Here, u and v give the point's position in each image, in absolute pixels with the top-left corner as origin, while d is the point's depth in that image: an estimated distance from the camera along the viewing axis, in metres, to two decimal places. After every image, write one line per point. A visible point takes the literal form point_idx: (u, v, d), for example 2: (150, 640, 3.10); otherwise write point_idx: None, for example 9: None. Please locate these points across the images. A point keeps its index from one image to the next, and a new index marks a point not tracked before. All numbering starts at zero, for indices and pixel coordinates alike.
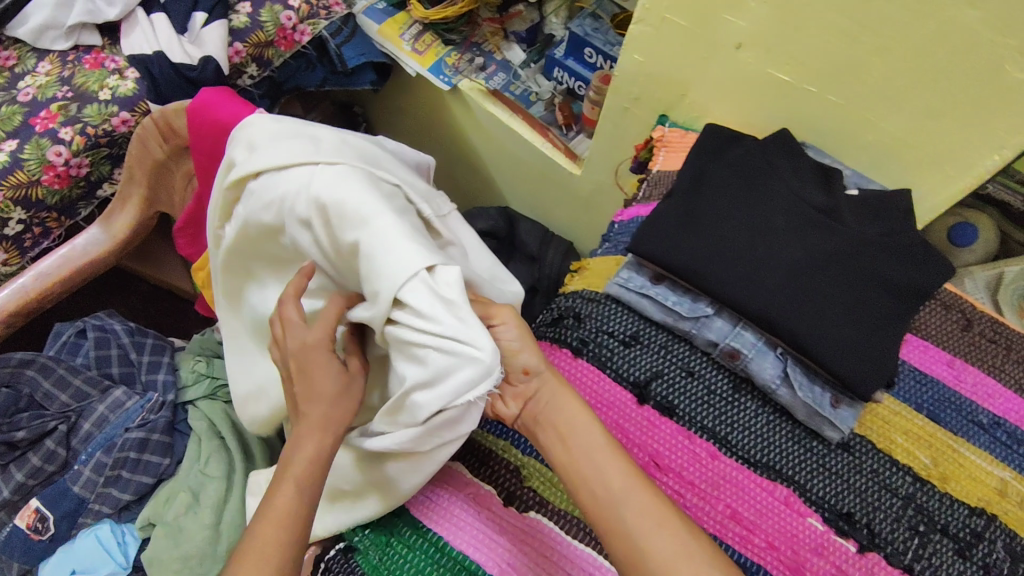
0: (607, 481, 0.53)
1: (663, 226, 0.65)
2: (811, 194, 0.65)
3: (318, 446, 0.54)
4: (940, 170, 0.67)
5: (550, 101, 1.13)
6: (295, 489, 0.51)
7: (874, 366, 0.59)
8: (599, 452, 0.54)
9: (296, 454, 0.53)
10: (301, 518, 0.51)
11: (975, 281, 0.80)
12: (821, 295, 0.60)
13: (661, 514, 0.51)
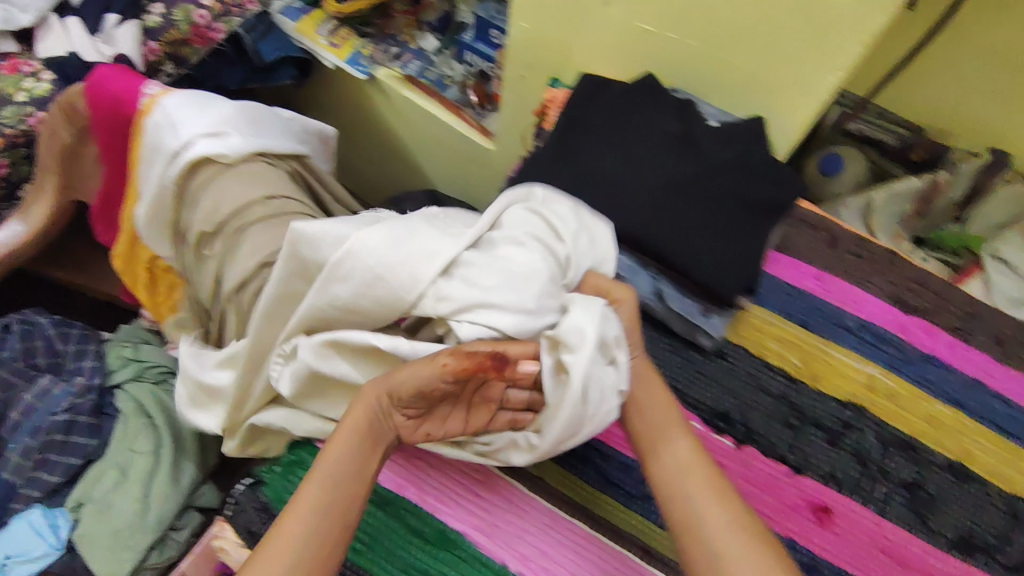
0: (674, 458, 0.52)
1: (542, 163, 0.71)
2: (670, 123, 0.70)
3: (354, 442, 0.51)
4: (793, 101, 0.73)
5: (463, 84, 1.16)
6: (319, 485, 0.49)
7: (735, 275, 0.66)
8: (665, 433, 0.54)
9: (348, 442, 0.51)
10: (330, 529, 0.47)
11: (849, 209, 0.87)
12: (682, 213, 0.66)
13: (721, 490, 0.50)
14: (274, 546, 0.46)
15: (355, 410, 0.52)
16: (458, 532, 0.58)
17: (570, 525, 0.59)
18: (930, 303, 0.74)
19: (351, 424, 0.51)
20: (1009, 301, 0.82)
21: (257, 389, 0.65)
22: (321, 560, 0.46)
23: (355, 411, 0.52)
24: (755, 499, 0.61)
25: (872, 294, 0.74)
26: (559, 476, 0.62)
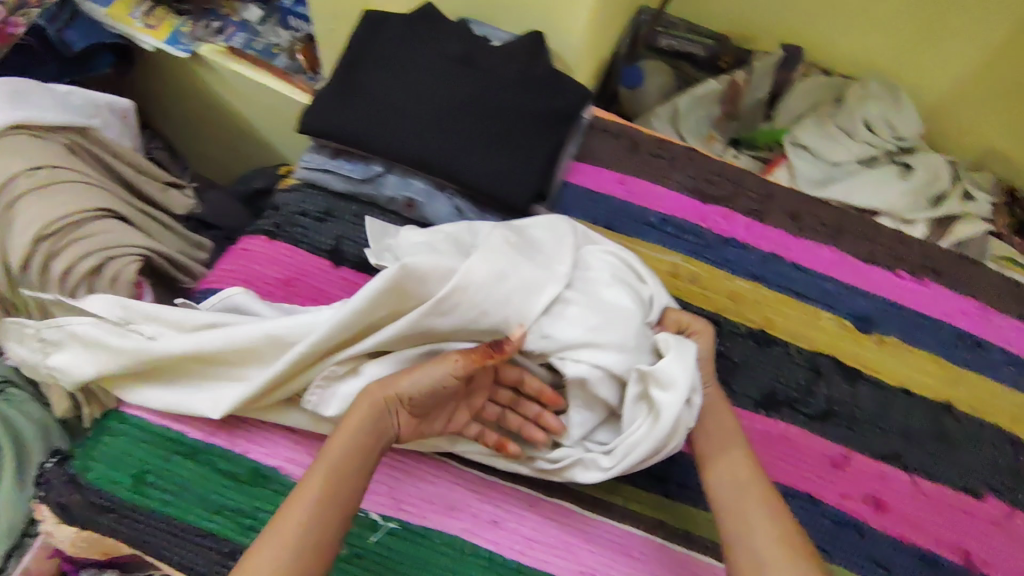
0: (735, 477, 0.55)
1: (325, 102, 0.70)
2: (446, 46, 0.71)
3: (364, 435, 0.53)
4: (562, 13, 0.74)
5: (291, 50, 1.13)
6: (319, 477, 0.50)
7: (527, 181, 0.69)
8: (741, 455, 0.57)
9: (351, 436, 0.53)
10: (314, 515, 0.49)
11: (658, 119, 0.92)
12: (466, 133, 0.69)
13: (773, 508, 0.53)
14: (275, 541, 0.47)
15: (362, 403, 0.54)
16: (272, 468, 0.59)
17: (390, 444, 0.62)
18: (728, 191, 0.79)
19: (353, 421, 0.53)
20: (809, 182, 0.88)
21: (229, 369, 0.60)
22: (312, 553, 0.48)
23: (371, 398, 0.54)
24: (780, 471, 0.65)
25: (673, 190, 0.78)
26: None
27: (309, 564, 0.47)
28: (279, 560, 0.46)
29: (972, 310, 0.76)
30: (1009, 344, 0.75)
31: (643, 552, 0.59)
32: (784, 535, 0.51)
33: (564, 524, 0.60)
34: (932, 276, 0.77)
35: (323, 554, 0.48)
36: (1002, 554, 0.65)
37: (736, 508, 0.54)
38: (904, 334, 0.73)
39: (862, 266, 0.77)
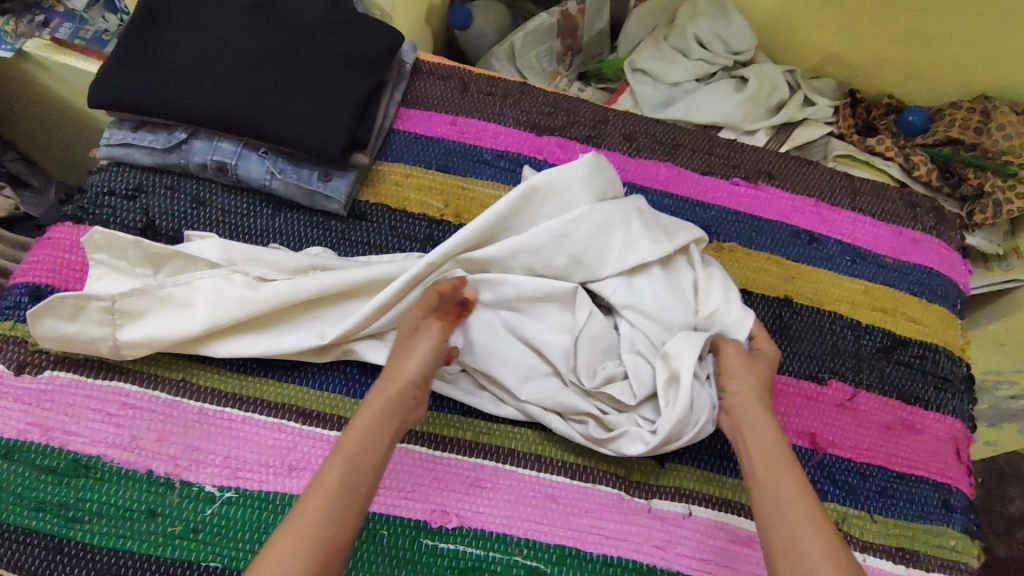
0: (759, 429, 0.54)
1: (115, 71, 0.67)
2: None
3: (383, 427, 0.51)
4: None
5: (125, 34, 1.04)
6: (344, 467, 0.48)
7: (334, 128, 0.66)
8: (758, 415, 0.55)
9: (369, 429, 0.51)
10: (342, 509, 0.46)
11: (498, 58, 0.91)
12: (264, 84, 0.67)
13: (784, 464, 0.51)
14: (293, 534, 0.44)
15: (375, 398, 0.53)
16: (95, 457, 0.57)
17: (222, 414, 0.60)
18: (562, 121, 0.79)
19: (373, 410, 0.52)
20: (652, 105, 0.89)
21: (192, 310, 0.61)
22: (335, 543, 0.45)
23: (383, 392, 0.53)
24: (790, 412, 0.66)
25: (507, 125, 0.77)
26: (203, 372, 0.62)
27: (344, 534, 0.46)
28: (303, 554, 0.43)
29: (806, 208, 0.77)
30: (843, 235, 0.76)
31: (492, 481, 0.60)
32: (755, 421, 0.55)
33: (413, 466, 0.60)
34: (767, 179, 0.79)
35: (338, 551, 0.45)
36: (847, 434, 0.66)
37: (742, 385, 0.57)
38: (742, 239, 0.75)
39: (699, 178, 0.78)
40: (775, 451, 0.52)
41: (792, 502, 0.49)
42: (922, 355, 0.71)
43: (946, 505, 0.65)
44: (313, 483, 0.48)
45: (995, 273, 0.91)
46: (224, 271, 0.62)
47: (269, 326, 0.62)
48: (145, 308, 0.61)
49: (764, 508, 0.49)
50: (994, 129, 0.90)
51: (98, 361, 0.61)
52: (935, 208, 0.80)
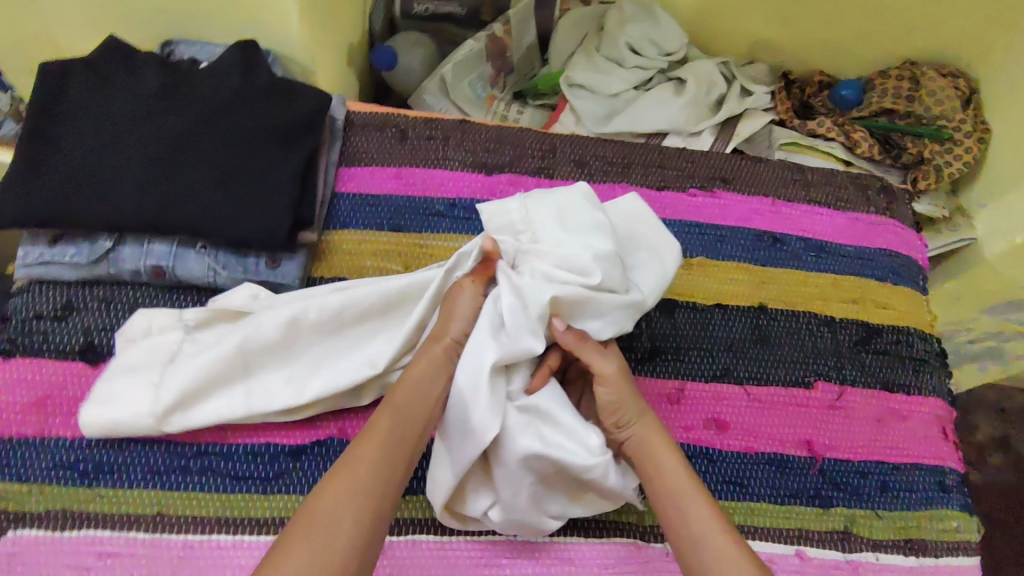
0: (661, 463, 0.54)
1: (17, 184, 0.61)
2: (141, 82, 0.64)
3: (423, 396, 0.53)
4: (268, 11, 0.67)
5: None
6: (382, 442, 0.49)
7: (273, 210, 0.62)
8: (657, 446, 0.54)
9: (406, 402, 0.52)
10: (381, 485, 0.48)
11: (432, 95, 0.87)
12: (188, 178, 0.62)
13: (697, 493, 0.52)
14: (350, 480, 0.47)
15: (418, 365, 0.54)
16: None
17: (208, 544, 0.55)
18: (509, 156, 0.76)
19: (413, 383, 0.53)
20: (594, 119, 0.87)
21: (217, 353, 0.58)
22: (374, 516, 0.46)
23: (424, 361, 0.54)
24: (783, 428, 0.66)
25: (453, 169, 0.74)
26: (178, 501, 0.57)
27: (366, 511, 0.46)
28: (346, 520, 0.45)
29: (764, 209, 0.77)
30: (803, 231, 0.77)
31: (507, 557, 0.58)
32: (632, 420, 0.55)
33: (424, 558, 0.57)
34: (721, 185, 0.78)
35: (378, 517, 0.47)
36: (841, 434, 0.67)
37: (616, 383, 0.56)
38: (707, 252, 0.74)
39: (656, 194, 0.76)
40: (657, 449, 0.54)
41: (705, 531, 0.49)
42: (897, 340, 0.73)
43: (942, 487, 0.67)
44: (354, 444, 0.50)
45: (941, 236, 0.94)
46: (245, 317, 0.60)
47: (305, 356, 0.60)
48: (175, 357, 0.59)
49: (681, 533, 0.50)
50: (925, 96, 0.92)
51: (62, 511, 0.56)
52: (884, 188, 0.81)
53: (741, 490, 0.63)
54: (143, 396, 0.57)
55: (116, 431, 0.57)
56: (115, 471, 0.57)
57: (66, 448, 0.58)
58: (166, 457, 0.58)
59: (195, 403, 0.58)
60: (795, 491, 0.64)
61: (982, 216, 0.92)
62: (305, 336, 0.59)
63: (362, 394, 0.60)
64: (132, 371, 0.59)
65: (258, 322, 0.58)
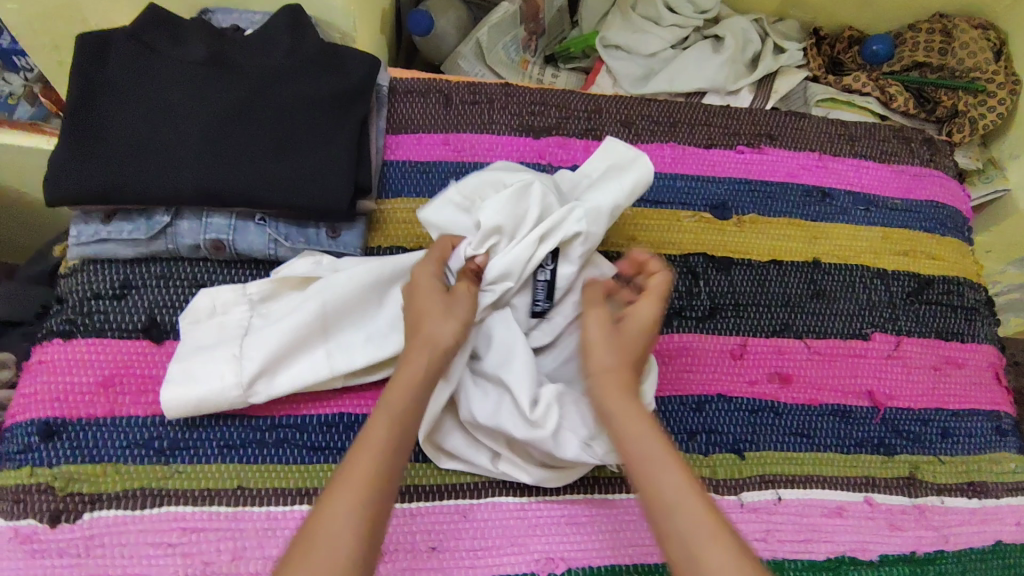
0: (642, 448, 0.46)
1: (67, 160, 0.59)
2: (188, 51, 0.63)
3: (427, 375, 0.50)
4: None
5: (30, 93, 0.85)
6: (389, 427, 0.47)
7: (332, 180, 0.61)
8: (636, 430, 0.47)
9: (411, 382, 0.49)
10: (398, 457, 0.46)
11: (467, 60, 0.86)
12: (245, 149, 0.60)
13: (680, 482, 0.44)
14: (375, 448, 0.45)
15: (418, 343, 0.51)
16: None
17: (292, 514, 0.55)
18: (556, 118, 0.75)
19: (416, 365, 0.50)
20: (632, 80, 0.86)
21: (293, 319, 0.57)
22: (387, 501, 0.44)
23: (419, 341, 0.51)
24: (844, 380, 0.67)
25: (502, 134, 0.72)
26: (257, 474, 0.56)
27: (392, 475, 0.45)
28: (374, 489, 0.43)
29: (812, 164, 0.77)
30: (851, 184, 0.77)
31: (587, 514, 0.58)
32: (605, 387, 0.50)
33: (506, 520, 0.57)
34: (768, 142, 0.77)
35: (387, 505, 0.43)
36: (901, 384, 0.68)
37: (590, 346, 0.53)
38: (758, 208, 0.74)
39: (704, 152, 0.76)
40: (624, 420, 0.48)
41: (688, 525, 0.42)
42: (948, 291, 0.73)
43: (999, 431, 0.69)
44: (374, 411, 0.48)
45: (977, 187, 0.95)
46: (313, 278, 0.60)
47: (380, 317, 0.59)
48: (251, 328, 0.59)
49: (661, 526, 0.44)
50: (958, 49, 0.91)
51: (139, 490, 0.55)
52: (927, 140, 0.82)
53: (808, 441, 0.64)
54: (224, 367, 0.57)
55: (202, 408, 0.56)
56: (190, 446, 0.57)
57: (140, 426, 0.57)
58: (242, 431, 0.58)
59: (279, 370, 0.57)
60: (859, 440, 0.65)
61: (1015, 166, 0.92)
62: (379, 291, 0.59)
63: None
64: (205, 350, 0.58)
65: (331, 281, 0.58)
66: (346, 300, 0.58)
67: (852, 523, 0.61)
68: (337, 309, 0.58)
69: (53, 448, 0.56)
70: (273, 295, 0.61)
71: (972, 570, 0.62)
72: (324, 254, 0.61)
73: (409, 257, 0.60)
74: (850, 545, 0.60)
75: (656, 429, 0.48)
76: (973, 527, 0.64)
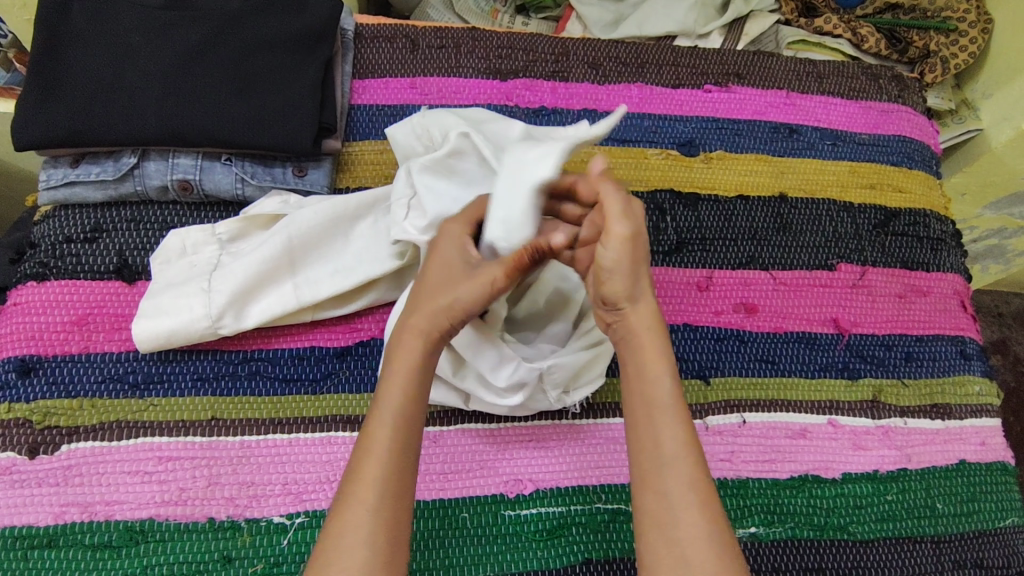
0: (663, 440, 0.45)
1: (31, 103, 0.59)
2: None
3: (423, 364, 0.48)
4: None
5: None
6: (393, 429, 0.45)
7: (295, 118, 0.61)
8: (660, 415, 0.46)
9: (408, 374, 0.47)
10: (413, 417, 0.46)
11: (435, 9, 0.91)
12: (206, 88, 0.61)
13: (700, 488, 0.44)
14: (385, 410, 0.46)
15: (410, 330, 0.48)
16: (146, 520, 0.53)
17: (266, 443, 0.57)
18: (523, 61, 0.75)
19: (410, 358, 0.47)
20: (602, 26, 0.89)
21: (262, 253, 0.59)
22: (398, 499, 0.44)
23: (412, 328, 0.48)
24: (810, 309, 0.68)
25: (468, 77, 0.73)
26: (230, 406, 0.58)
27: (405, 441, 0.45)
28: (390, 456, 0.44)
29: (779, 101, 0.77)
30: (819, 121, 0.77)
31: (554, 439, 0.59)
32: (652, 406, 0.46)
33: (475, 444, 0.58)
34: (736, 80, 0.78)
35: (404, 504, 0.44)
36: (865, 311, 0.69)
37: (639, 347, 0.48)
38: (726, 145, 0.74)
39: (672, 92, 0.76)
40: (667, 447, 0.45)
41: (680, 517, 0.43)
42: (914, 222, 0.74)
43: (964, 355, 0.70)
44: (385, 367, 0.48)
45: (949, 128, 0.94)
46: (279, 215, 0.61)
47: (347, 252, 0.61)
48: (220, 263, 0.60)
49: (650, 510, 0.44)
50: None
51: (116, 423, 0.56)
52: (895, 76, 0.82)
53: (773, 367, 0.65)
54: (193, 300, 0.58)
55: (175, 340, 0.57)
56: (164, 380, 0.58)
57: (115, 361, 0.58)
58: (215, 366, 0.59)
59: (250, 304, 0.59)
60: (824, 365, 0.66)
61: (988, 105, 0.91)
62: (343, 226, 0.61)
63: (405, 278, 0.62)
64: (176, 286, 0.59)
65: (296, 217, 0.59)
66: (312, 234, 0.60)
67: (815, 444, 0.63)
68: (303, 243, 0.59)
69: (30, 384, 0.57)
70: (241, 234, 0.62)
71: (935, 487, 0.63)
72: (290, 194, 0.63)
73: (372, 192, 0.61)
74: (813, 464, 0.62)
75: (684, 423, 0.46)
76: (936, 446, 0.65)
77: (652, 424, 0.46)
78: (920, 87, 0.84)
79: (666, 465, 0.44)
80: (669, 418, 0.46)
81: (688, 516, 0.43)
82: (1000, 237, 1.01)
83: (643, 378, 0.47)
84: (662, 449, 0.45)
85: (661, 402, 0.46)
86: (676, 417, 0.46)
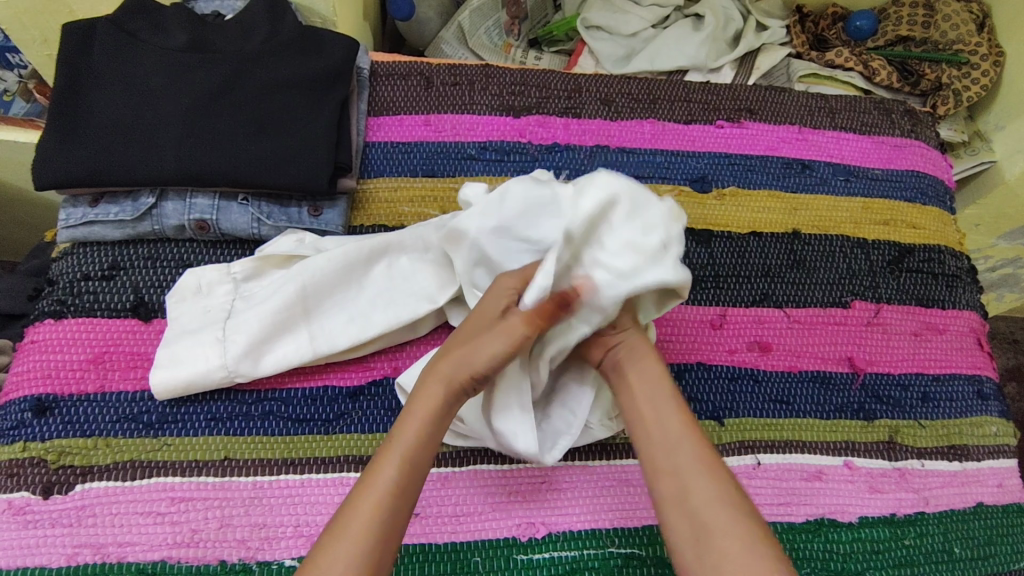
0: (688, 485, 0.47)
1: (52, 147, 0.60)
2: (169, 38, 0.64)
3: (444, 408, 0.51)
4: None
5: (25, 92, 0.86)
6: (398, 469, 0.47)
7: (309, 160, 0.62)
8: (683, 458, 0.49)
9: (424, 418, 0.50)
10: (413, 467, 0.48)
11: (450, 45, 0.94)
12: (223, 131, 0.62)
13: (735, 523, 0.45)
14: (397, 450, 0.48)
15: (434, 378, 0.51)
16: (157, 562, 0.53)
17: (278, 484, 0.56)
18: (536, 97, 0.75)
19: (432, 399, 0.51)
20: (614, 61, 0.91)
21: (275, 300, 0.60)
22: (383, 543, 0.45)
23: (437, 378, 0.51)
24: (824, 347, 0.68)
25: (481, 114, 0.73)
26: (243, 446, 0.58)
27: (401, 497, 0.47)
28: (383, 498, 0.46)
29: (792, 136, 0.77)
30: (831, 156, 0.77)
31: (567, 480, 0.59)
32: (671, 452, 0.49)
33: (487, 486, 0.58)
34: (748, 116, 0.78)
35: (393, 542, 0.46)
36: (880, 348, 0.69)
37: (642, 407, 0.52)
38: (738, 181, 0.74)
39: (684, 128, 0.76)
40: (699, 492, 0.47)
41: (727, 548, 0.44)
42: (929, 259, 0.74)
43: (981, 395, 0.69)
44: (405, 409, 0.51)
45: (962, 160, 0.93)
46: (296, 259, 0.62)
47: (361, 296, 0.62)
48: (237, 308, 0.61)
49: (696, 547, 0.45)
50: (940, 21, 0.91)
51: (130, 462, 0.56)
52: (908, 111, 0.82)
53: (786, 407, 0.65)
54: (209, 349, 0.59)
55: (192, 387, 0.58)
56: (178, 420, 0.58)
57: (129, 401, 0.59)
58: (228, 406, 0.59)
59: (265, 352, 0.59)
60: (839, 405, 0.66)
61: (1001, 137, 0.90)
62: (355, 270, 0.62)
63: (418, 325, 0.63)
64: (191, 334, 0.60)
65: (310, 264, 0.60)
66: (325, 279, 0.61)
67: (831, 486, 0.62)
68: (316, 287, 0.61)
69: (46, 423, 0.57)
70: (257, 279, 0.63)
71: (954, 531, 0.62)
72: (306, 232, 0.64)
73: (382, 236, 0.62)
74: (830, 507, 0.61)
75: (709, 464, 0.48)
76: (955, 489, 0.64)
77: (672, 467, 0.49)
78: (933, 121, 0.84)
79: (701, 511, 0.46)
80: (687, 460, 0.48)
81: (726, 541, 0.45)
82: (1015, 267, 1.00)
83: (658, 432, 0.50)
84: (694, 499, 0.47)
85: (683, 452, 0.49)
86: (694, 459, 0.49)
